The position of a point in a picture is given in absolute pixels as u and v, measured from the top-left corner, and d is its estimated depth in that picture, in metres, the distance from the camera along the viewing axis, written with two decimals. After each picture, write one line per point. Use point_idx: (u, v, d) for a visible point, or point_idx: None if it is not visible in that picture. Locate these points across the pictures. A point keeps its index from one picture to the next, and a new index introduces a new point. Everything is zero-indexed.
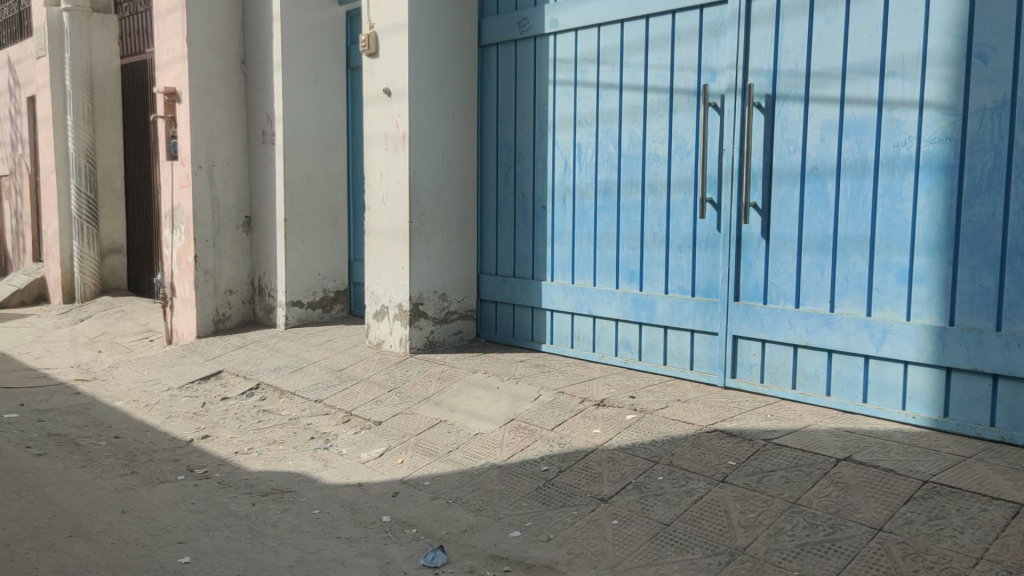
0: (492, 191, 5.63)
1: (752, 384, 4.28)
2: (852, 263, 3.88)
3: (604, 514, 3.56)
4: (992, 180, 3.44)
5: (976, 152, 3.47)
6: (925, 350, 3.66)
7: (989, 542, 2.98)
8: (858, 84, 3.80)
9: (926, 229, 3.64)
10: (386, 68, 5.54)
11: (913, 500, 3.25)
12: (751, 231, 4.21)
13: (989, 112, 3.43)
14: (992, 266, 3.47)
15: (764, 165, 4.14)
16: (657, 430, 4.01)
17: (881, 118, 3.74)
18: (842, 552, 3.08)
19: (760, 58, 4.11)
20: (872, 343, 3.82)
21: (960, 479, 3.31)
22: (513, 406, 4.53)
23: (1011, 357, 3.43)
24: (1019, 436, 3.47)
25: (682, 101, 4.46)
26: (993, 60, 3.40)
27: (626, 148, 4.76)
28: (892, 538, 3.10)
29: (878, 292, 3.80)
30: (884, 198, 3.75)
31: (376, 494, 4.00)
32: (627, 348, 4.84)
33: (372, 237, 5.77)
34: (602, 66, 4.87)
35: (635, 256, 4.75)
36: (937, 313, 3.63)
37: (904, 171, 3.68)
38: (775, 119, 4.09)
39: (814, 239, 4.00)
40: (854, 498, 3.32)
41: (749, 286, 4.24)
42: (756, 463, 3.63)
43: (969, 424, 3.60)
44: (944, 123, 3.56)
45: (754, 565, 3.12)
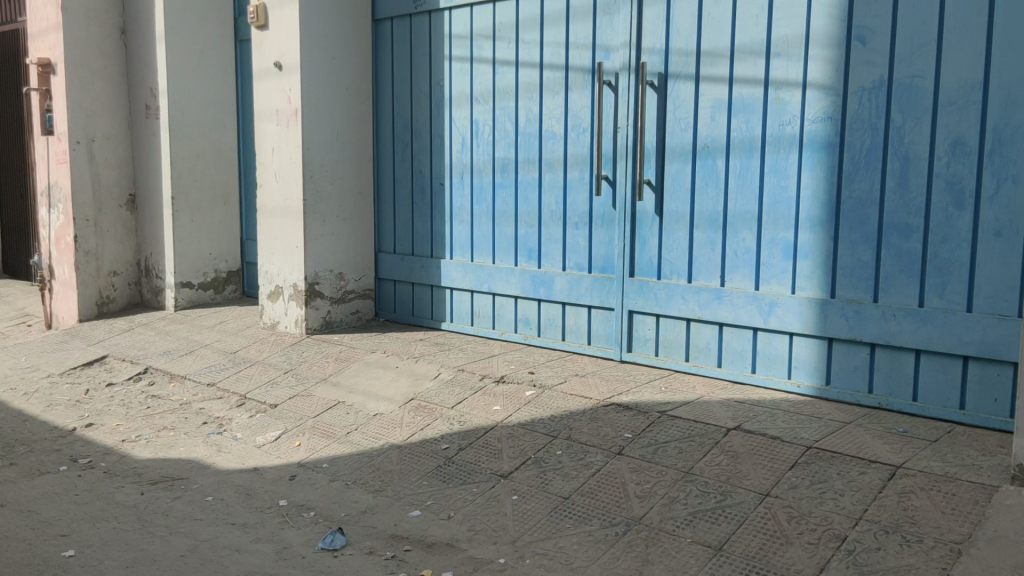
0: (388, 168, 5.55)
1: (647, 358, 4.37)
2: (742, 239, 3.98)
3: (505, 490, 3.59)
4: (871, 158, 3.60)
5: (855, 131, 3.62)
6: (808, 321, 3.82)
7: (867, 503, 3.15)
8: (745, 64, 3.90)
9: (810, 206, 3.77)
10: (276, 41, 5.37)
11: (798, 465, 3.39)
12: (645, 207, 4.29)
13: (868, 93, 3.58)
14: (870, 241, 3.64)
15: (657, 143, 4.21)
16: (556, 405, 4.06)
17: (767, 98, 3.85)
18: (732, 518, 3.20)
19: (652, 37, 4.17)
20: (760, 316, 3.95)
21: (841, 444, 3.47)
22: (412, 385, 4.51)
23: (886, 327, 3.62)
24: (894, 402, 3.67)
25: (577, 79, 4.49)
26: (871, 43, 3.55)
27: (522, 124, 4.76)
28: (779, 502, 3.23)
29: (765, 267, 3.93)
30: (770, 175, 3.87)
31: (273, 478, 3.92)
32: (527, 324, 4.88)
33: (264, 215, 5.61)
34: (498, 43, 4.84)
35: (533, 234, 4.77)
36: (820, 286, 3.79)
37: (789, 149, 3.81)
38: (667, 97, 4.16)
39: (706, 215, 4.09)
40: (743, 466, 3.45)
41: (644, 262, 4.32)
42: (651, 435, 3.72)
43: (849, 391, 3.78)
44: (826, 103, 3.69)
45: (650, 534, 3.21)
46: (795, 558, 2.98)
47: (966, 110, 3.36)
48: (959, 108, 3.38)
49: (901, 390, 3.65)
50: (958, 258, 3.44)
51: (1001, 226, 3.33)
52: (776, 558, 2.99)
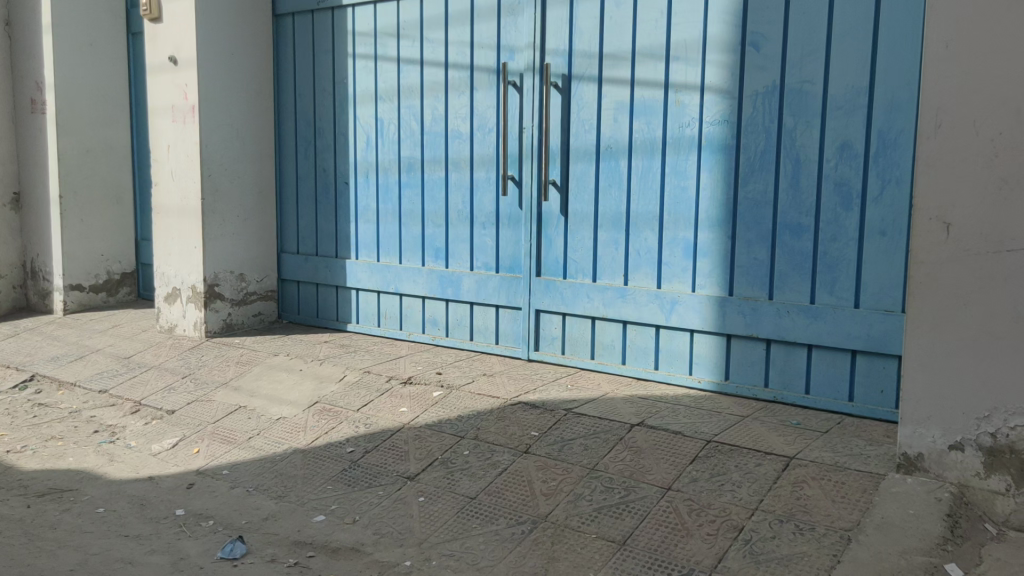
0: (291, 166, 5.44)
1: (554, 357, 4.41)
2: (644, 238, 4.06)
3: (411, 492, 3.56)
4: (765, 160, 3.72)
5: (751, 134, 3.74)
6: (708, 318, 3.92)
7: (763, 494, 3.26)
8: (646, 67, 3.98)
9: (708, 206, 3.88)
10: (171, 35, 5.20)
11: (698, 459, 3.48)
12: (551, 208, 4.32)
13: (762, 97, 3.69)
14: (765, 240, 3.77)
15: (562, 143, 4.25)
16: (463, 405, 4.06)
17: (667, 101, 3.93)
18: (635, 513, 3.26)
19: (556, 39, 4.21)
20: (662, 314, 4.03)
21: (739, 437, 3.58)
22: (316, 388, 4.43)
23: (781, 323, 3.76)
24: (788, 395, 3.81)
25: (482, 79, 4.49)
26: (764, 48, 3.67)
27: (428, 124, 4.74)
28: (680, 496, 3.31)
29: (667, 265, 4.01)
30: (671, 176, 3.96)
31: (170, 486, 3.79)
32: (434, 325, 4.86)
33: (160, 215, 5.42)
34: (402, 41, 4.80)
35: (440, 233, 4.75)
36: (718, 285, 3.89)
37: (688, 151, 3.90)
38: (571, 99, 4.21)
39: (609, 215, 4.16)
40: (646, 461, 3.51)
41: (550, 262, 4.36)
42: (557, 433, 3.76)
43: (746, 386, 3.91)
44: (722, 107, 3.79)
45: (556, 531, 3.23)
46: (695, 550, 3.05)
47: (853, 115, 3.51)
48: (846, 112, 3.53)
49: (795, 383, 3.79)
50: (846, 256, 3.60)
51: (886, 226, 3.49)
52: (677, 551, 3.06)
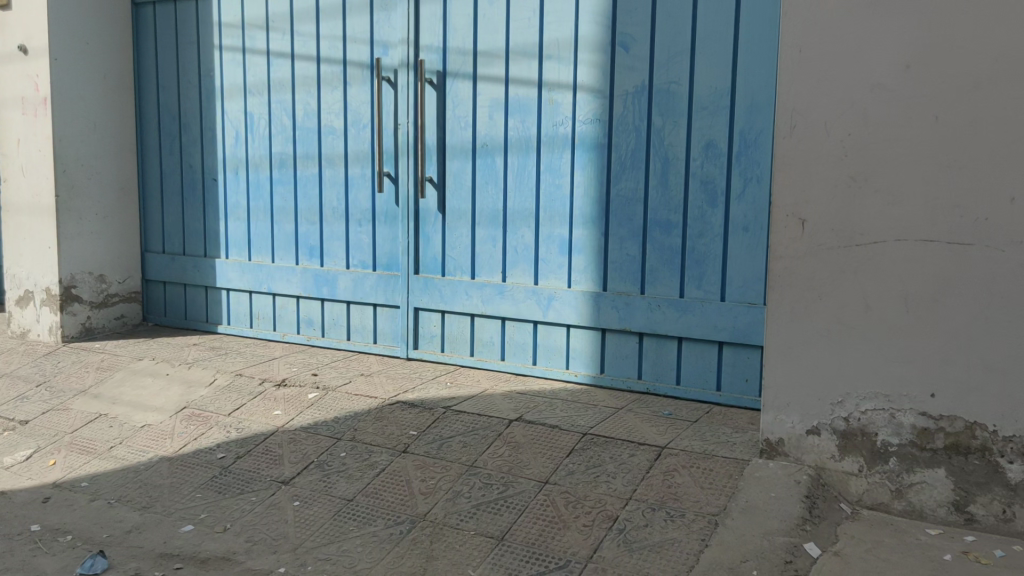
0: (156, 162, 5.21)
1: (433, 354, 4.40)
2: (521, 235, 4.10)
3: (285, 496, 3.47)
4: (635, 159, 3.82)
5: (621, 133, 3.83)
6: (583, 313, 4.00)
7: (636, 483, 3.34)
8: (519, 65, 4.01)
9: (582, 203, 3.95)
10: (20, 22, 4.88)
11: (574, 452, 3.54)
12: (427, 205, 4.31)
13: (632, 97, 3.79)
14: (636, 236, 3.87)
15: (438, 140, 4.24)
16: (339, 406, 3.99)
17: (541, 99, 3.98)
18: (513, 508, 3.28)
19: (430, 35, 4.19)
20: (539, 310, 4.08)
21: (613, 429, 3.66)
22: (185, 393, 4.26)
23: (653, 317, 3.87)
24: (660, 386, 3.93)
25: (356, 74, 4.43)
26: (633, 49, 3.76)
27: (300, 119, 4.63)
28: (557, 489, 3.35)
29: (543, 262, 4.06)
30: (545, 174, 4.01)
31: (23, 502, 3.56)
32: (310, 325, 4.76)
33: (10, 213, 5.09)
34: (272, 34, 4.67)
35: (314, 231, 4.65)
36: (593, 280, 3.97)
37: (562, 149, 3.96)
38: (445, 95, 4.20)
39: (486, 213, 4.17)
40: (524, 456, 3.54)
41: (428, 259, 4.34)
42: (435, 431, 3.74)
43: (621, 378, 4.00)
44: (593, 106, 3.87)
45: (434, 529, 3.22)
46: (571, 541, 3.10)
47: (717, 115, 3.64)
48: (710, 113, 3.66)
49: (666, 375, 3.92)
50: (712, 251, 3.73)
51: (748, 222, 3.65)
52: (554, 543, 3.10)
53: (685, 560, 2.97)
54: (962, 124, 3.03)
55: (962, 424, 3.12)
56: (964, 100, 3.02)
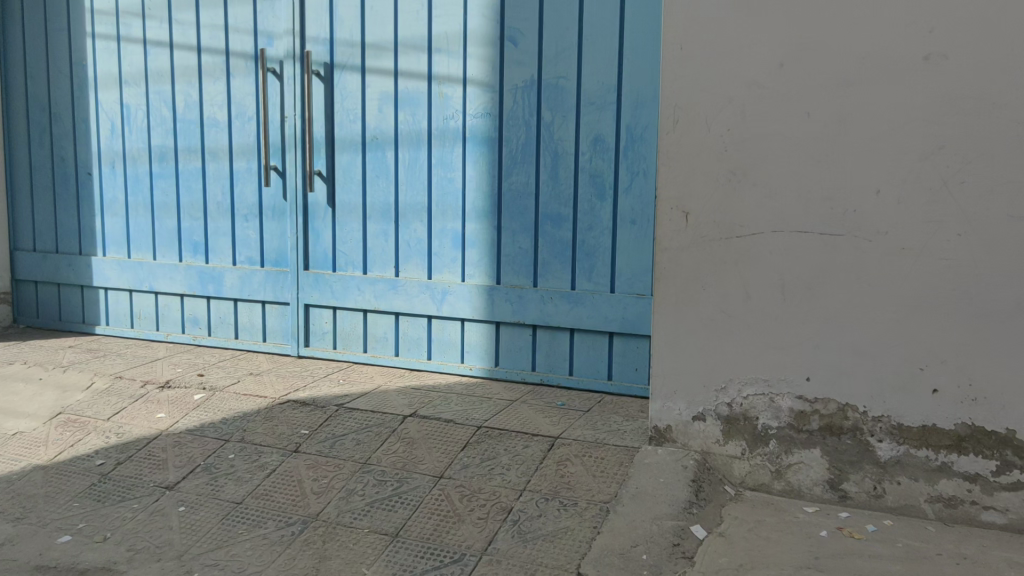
0: (24, 155, 4.93)
1: (325, 352, 4.34)
2: (413, 229, 4.07)
3: (171, 502, 3.35)
4: (526, 152, 3.85)
5: (511, 127, 3.85)
6: (477, 307, 4.01)
7: (530, 474, 3.37)
8: (408, 58, 3.98)
9: (474, 197, 3.95)
10: None
11: (469, 445, 3.55)
12: (317, 199, 4.23)
13: (521, 91, 3.82)
14: (528, 229, 3.90)
15: (326, 134, 4.18)
16: (227, 407, 3.89)
17: (431, 92, 3.96)
18: (408, 504, 3.26)
19: (316, 26, 4.11)
20: (433, 304, 4.07)
21: (507, 421, 3.69)
22: (60, 398, 4.06)
23: (546, 309, 3.91)
24: (554, 377, 3.99)
25: (239, 65, 4.30)
26: (521, 44, 3.79)
27: (181, 110, 4.47)
28: (451, 483, 3.35)
29: (436, 256, 4.05)
30: (437, 168, 3.99)
31: None
32: (195, 324, 4.62)
33: None
34: (149, 22, 4.49)
35: (198, 227, 4.51)
36: (487, 274, 3.99)
37: (453, 142, 3.95)
38: (333, 88, 4.13)
39: (378, 207, 4.13)
40: (418, 451, 3.53)
41: (318, 255, 4.27)
42: (328, 429, 3.69)
43: (515, 371, 4.04)
44: (483, 100, 3.88)
45: (327, 529, 3.16)
46: (466, 534, 3.10)
47: (604, 110, 3.71)
48: (597, 108, 3.72)
49: (559, 366, 3.98)
50: (602, 244, 3.80)
51: (636, 215, 3.72)
52: (448, 538, 3.10)
53: (577, 547, 3.02)
54: (832, 120, 3.17)
55: (835, 406, 3.29)
56: (833, 98, 3.16)
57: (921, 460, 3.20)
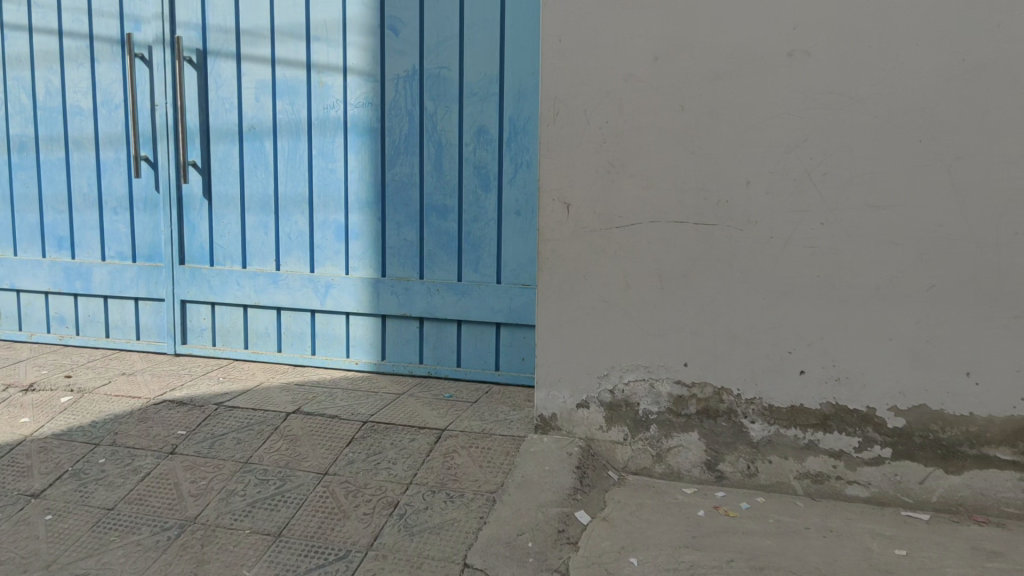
0: None
1: (203, 349, 4.23)
2: (294, 221, 3.98)
3: (36, 511, 3.16)
4: (409, 143, 3.81)
5: (394, 117, 3.81)
6: (362, 300, 3.96)
7: (417, 468, 3.36)
8: (286, 45, 3.88)
9: (357, 187, 3.89)
10: None
11: (354, 441, 3.50)
12: (192, 190, 4.09)
13: (403, 81, 3.78)
14: (413, 221, 3.87)
15: (200, 123, 4.04)
16: (98, 409, 3.72)
17: (310, 81, 3.87)
18: (291, 502, 3.19)
19: (187, 11, 3.96)
20: (316, 298, 4.00)
21: (393, 415, 3.67)
22: None
23: (432, 301, 3.90)
24: (441, 369, 3.98)
25: (105, 50, 4.10)
26: (402, 33, 3.75)
27: (41, 97, 4.22)
28: (336, 480, 3.30)
29: (318, 249, 3.98)
30: (317, 158, 3.91)
31: None
32: (62, 323, 4.40)
33: None
34: (3, 3, 4.22)
35: (63, 221, 4.28)
36: (371, 266, 3.94)
37: (334, 132, 3.88)
38: (207, 75, 4.00)
39: (257, 198, 4.02)
40: (302, 448, 3.46)
41: (194, 249, 4.13)
42: (206, 430, 3.57)
43: (402, 364, 4.02)
44: (365, 89, 3.82)
45: (206, 532, 3.05)
46: (351, 531, 3.05)
47: (486, 101, 3.71)
48: (480, 99, 3.72)
49: (446, 358, 3.98)
50: (487, 235, 3.80)
51: (520, 206, 3.74)
52: (332, 535, 3.04)
53: (464, 538, 3.01)
54: (704, 114, 3.27)
55: (711, 389, 3.40)
56: (705, 91, 3.26)
57: (791, 439, 3.35)
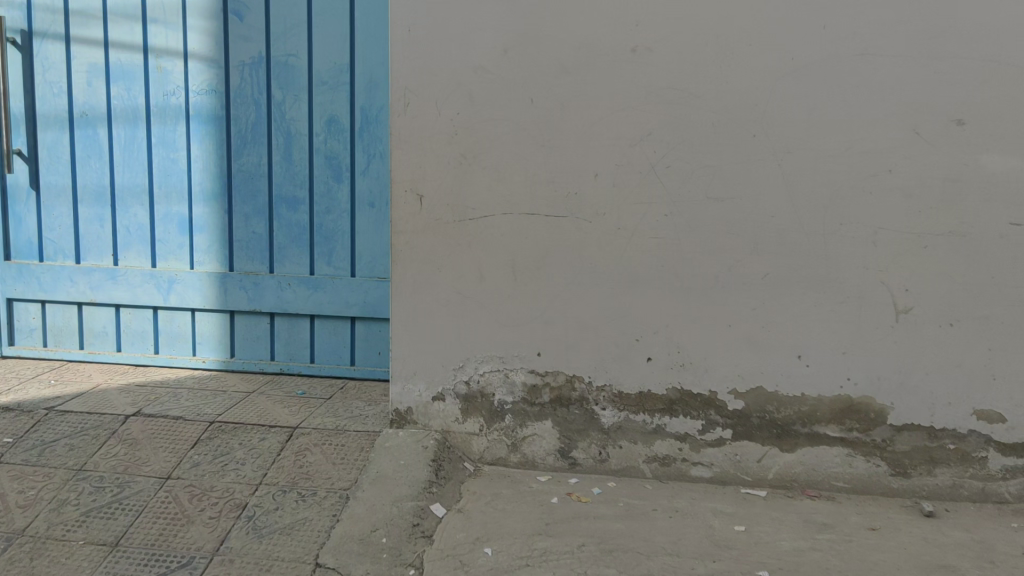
0: None
1: (33, 350, 3.99)
2: (132, 214, 3.82)
3: None
4: (256, 132, 3.70)
5: (239, 105, 3.68)
6: (209, 296, 3.83)
7: (267, 467, 3.25)
8: (121, 28, 3.70)
9: (201, 178, 3.76)
10: None
11: (199, 442, 3.36)
12: (18, 180, 3.85)
13: (249, 67, 3.66)
14: (261, 213, 3.76)
15: (26, 109, 3.80)
16: None
17: (147, 66, 3.70)
18: (130, 509, 3.02)
19: None
20: (159, 295, 3.84)
21: (242, 414, 3.55)
22: None
23: (283, 296, 3.80)
24: (294, 365, 3.89)
25: None
26: (247, 18, 3.63)
27: None
28: (180, 484, 3.15)
29: (159, 243, 3.82)
30: (157, 148, 3.76)
31: None
32: None
33: None
34: None
35: None
36: (218, 261, 3.81)
37: (175, 121, 3.73)
38: (34, 58, 3.76)
39: (91, 189, 3.83)
40: (142, 452, 3.29)
41: (22, 244, 3.90)
42: (36, 436, 3.34)
43: (252, 361, 3.91)
44: (207, 75, 3.68)
45: (35, 545, 2.83)
46: (196, 536, 2.91)
47: (337, 90, 3.63)
48: (330, 88, 3.64)
49: (299, 354, 3.89)
50: (340, 228, 3.73)
51: (373, 198, 3.69)
52: (175, 542, 2.89)
53: (316, 537, 2.94)
54: (552, 106, 3.32)
55: (564, 378, 3.46)
56: (553, 84, 3.31)
57: (639, 424, 3.45)
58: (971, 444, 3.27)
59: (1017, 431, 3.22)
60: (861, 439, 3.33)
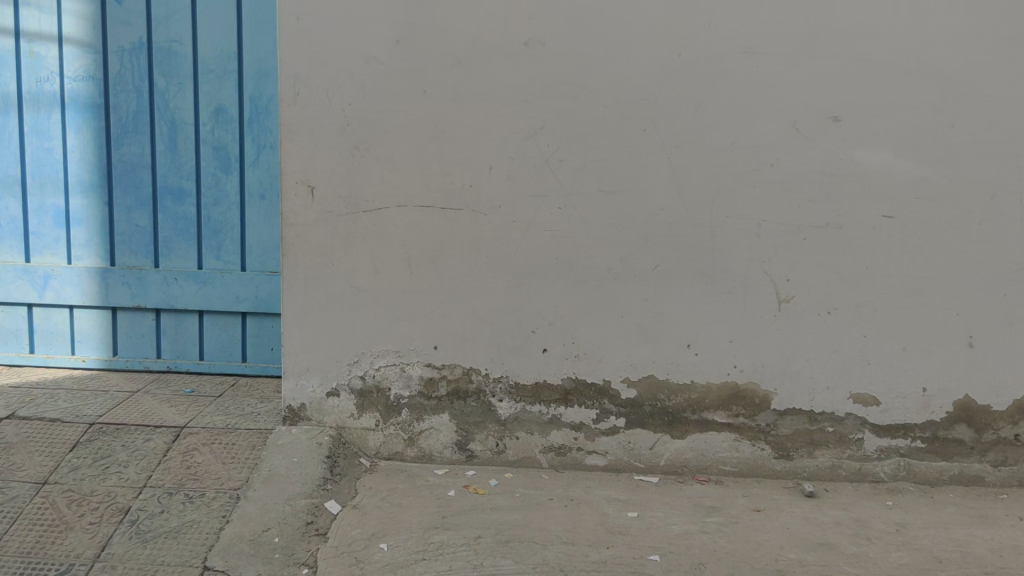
0: None
1: None
2: (5, 206, 3.66)
3: None
4: (138, 121, 3.61)
5: (119, 92, 3.59)
6: (88, 292, 3.70)
7: (152, 469, 3.13)
8: None
9: (78, 168, 3.64)
10: None
11: (79, 445, 3.21)
12: None
13: (129, 54, 3.57)
14: (144, 205, 3.66)
15: None
16: None
17: (19, 51, 3.58)
18: (2, 518, 2.85)
19: None
20: (34, 291, 3.69)
21: (126, 414, 3.41)
22: None
23: (169, 291, 3.69)
24: (182, 363, 3.79)
25: None
26: (126, 3, 3.54)
27: None
28: (57, 489, 3.00)
29: (34, 236, 3.68)
30: (31, 137, 3.62)
31: None
32: None
33: None
34: None
35: None
36: (98, 255, 3.69)
37: (49, 109, 3.60)
38: None
39: None
40: (16, 457, 3.11)
41: None
42: None
43: (137, 360, 3.78)
44: (85, 61, 3.58)
45: None
46: (75, 543, 2.78)
47: (223, 78, 3.56)
48: (216, 76, 3.57)
49: (187, 351, 3.78)
50: (229, 221, 3.65)
51: (263, 189, 3.62)
52: (53, 549, 2.74)
53: (204, 540, 2.85)
54: (446, 98, 3.31)
55: (461, 370, 3.46)
56: (446, 76, 3.30)
57: (535, 415, 3.48)
58: (849, 427, 3.41)
59: (890, 413, 3.37)
60: (747, 424, 3.44)
